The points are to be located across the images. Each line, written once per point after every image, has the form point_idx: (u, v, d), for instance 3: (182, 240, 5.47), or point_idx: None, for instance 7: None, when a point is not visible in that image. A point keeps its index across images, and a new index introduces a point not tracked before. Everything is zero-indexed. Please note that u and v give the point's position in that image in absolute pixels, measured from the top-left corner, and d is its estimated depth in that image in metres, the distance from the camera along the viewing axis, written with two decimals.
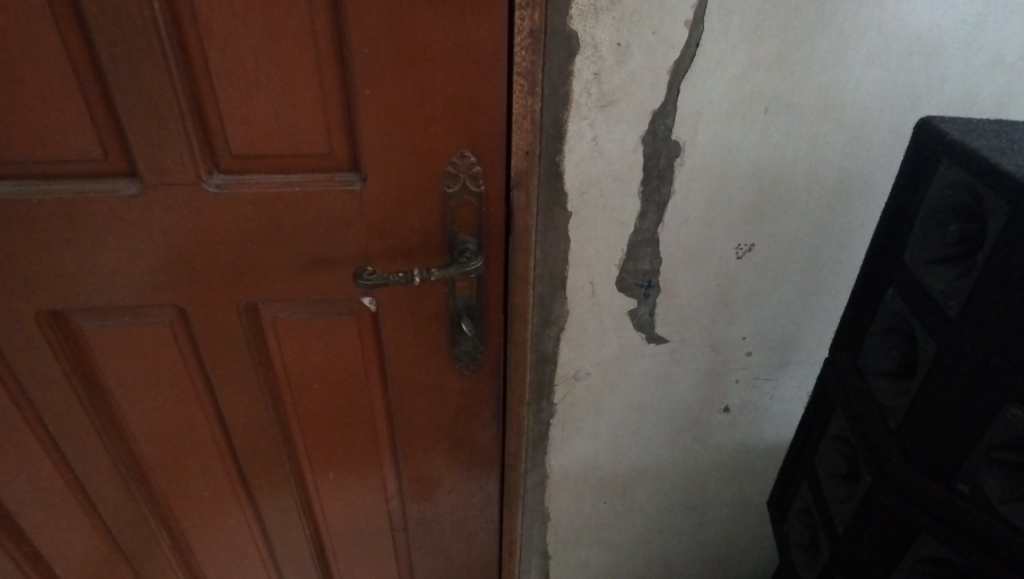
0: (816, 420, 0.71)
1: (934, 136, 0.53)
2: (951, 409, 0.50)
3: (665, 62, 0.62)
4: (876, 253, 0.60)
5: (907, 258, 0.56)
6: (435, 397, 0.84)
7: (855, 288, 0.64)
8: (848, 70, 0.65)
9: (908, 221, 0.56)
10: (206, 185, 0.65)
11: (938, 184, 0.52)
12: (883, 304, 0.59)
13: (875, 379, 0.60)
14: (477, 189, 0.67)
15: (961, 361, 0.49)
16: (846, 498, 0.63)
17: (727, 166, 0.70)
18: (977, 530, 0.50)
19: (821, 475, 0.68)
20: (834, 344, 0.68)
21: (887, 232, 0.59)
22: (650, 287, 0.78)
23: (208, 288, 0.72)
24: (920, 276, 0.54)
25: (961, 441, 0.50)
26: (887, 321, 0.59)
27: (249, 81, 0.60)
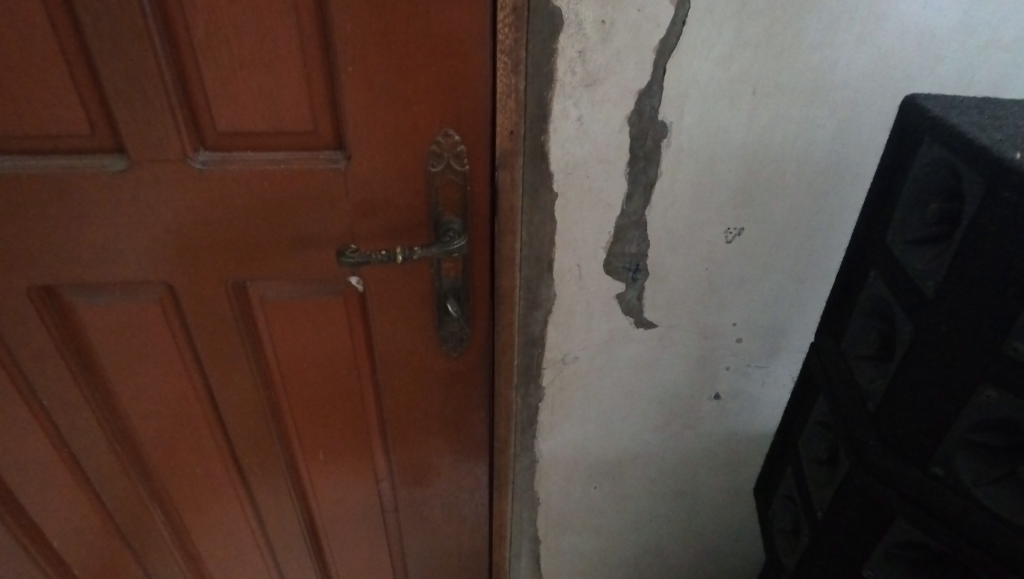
0: (801, 405, 0.70)
1: (917, 113, 0.52)
2: (926, 390, 0.50)
3: (651, 40, 0.62)
4: (860, 235, 0.59)
5: (889, 238, 0.55)
6: (423, 379, 0.85)
7: (840, 271, 0.63)
8: (837, 50, 0.64)
9: (891, 202, 0.55)
10: (192, 162, 0.65)
11: (920, 163, 0.52)
12: (866, 287, 0.58)
13: (856, 363, 0.59)
14: (461, 168, 0.67)
15: (936, 342, 0.48)
16: (825, 483, 0.63)
17: (715, 148, 0.69)
18: (951, 515, 0.50)
19: (804, 460, 0.67)
20: (819, 328, 0.67)
21: (871, 213, 0.58)
22: (638, 270, 0.77)
23: (197, 265, 0.72)
24: (900, 257, 0.53)
25: (937, 423, 0.50)
26: (869, 304, 0.58)
27: (233, 57, 0.60)
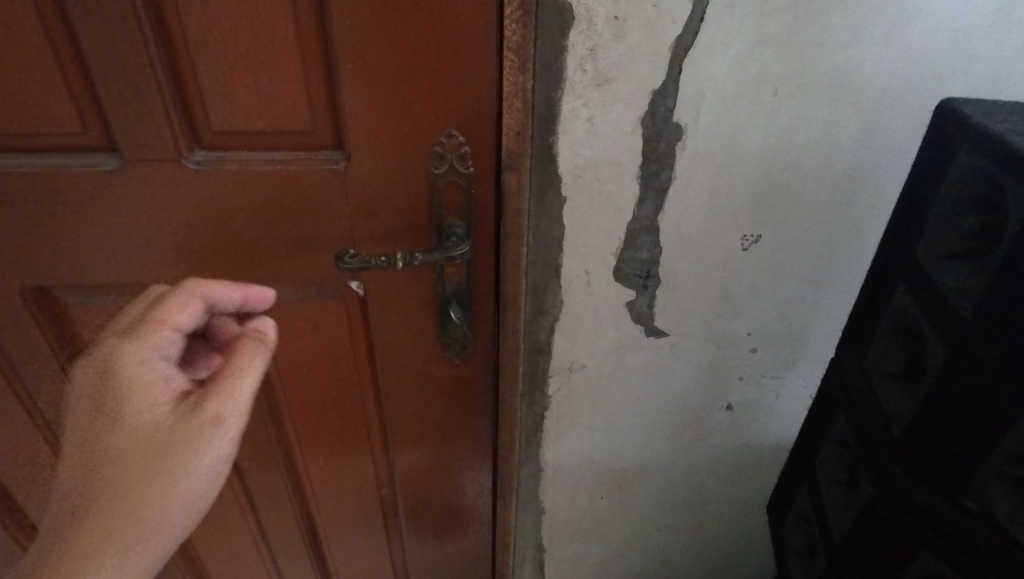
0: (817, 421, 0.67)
1: (954, 118, 0.49)
2: (959, 417, 0.47)
3: (666, 38, 0.58)
4: (887, 245, 0.56)
5: (920, 254, 0.52)
6: (425, 385, 0.82)
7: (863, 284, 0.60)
8: (863, 50, 0.61)
9: (920, 214, 0.52)
10: (187, 161, 0.63)
11: (956, 172, 0.49)
12: (892, 302, 0.55)
13: (879, 383, 0.56)
14: (465, 170, 0.64)
15: (972, 367, 0.45)
16: (845, 506, 0.60)
17: (732, 150, 0.66)
18: (982, 551, 0.47)
19: (822, 480, 0.65)
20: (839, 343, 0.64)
21: (899, 222, 0.55)
22: (649, 277, 0.74)
23: (193, 268, 0.70)
24: (932, 273, 0.50)
25: (969, 452, 0.46)
26: (895, 319, 0.55)
27: (228, 53, 0.57)
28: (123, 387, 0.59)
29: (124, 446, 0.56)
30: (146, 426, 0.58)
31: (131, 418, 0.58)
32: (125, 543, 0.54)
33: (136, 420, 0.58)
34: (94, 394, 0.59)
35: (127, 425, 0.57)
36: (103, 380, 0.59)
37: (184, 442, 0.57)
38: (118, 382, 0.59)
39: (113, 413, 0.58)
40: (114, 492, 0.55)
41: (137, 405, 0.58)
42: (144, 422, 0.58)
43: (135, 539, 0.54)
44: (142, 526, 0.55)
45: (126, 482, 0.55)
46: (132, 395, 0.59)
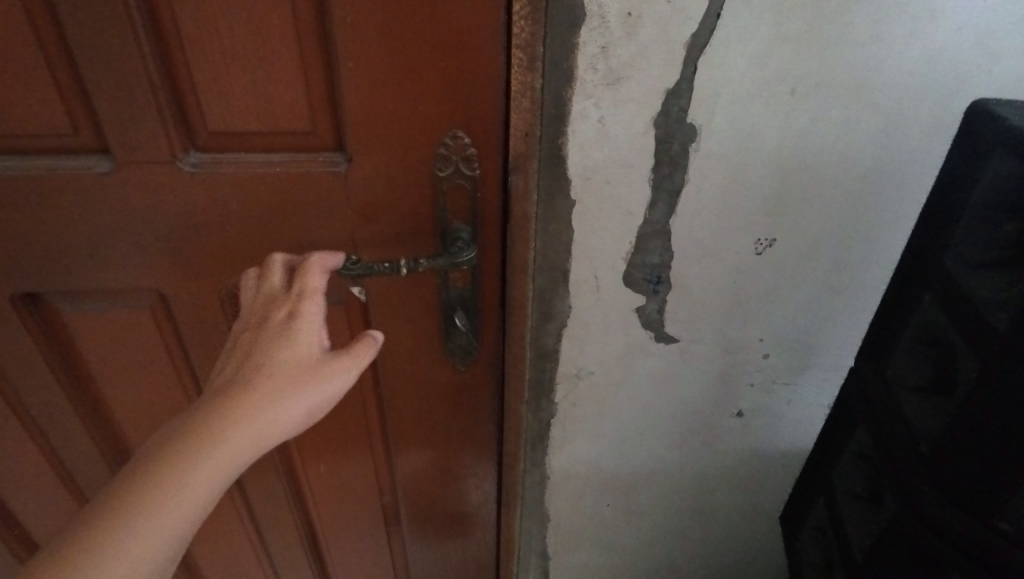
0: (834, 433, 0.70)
1: (989, 121, 0.49)
2: (986, 438, 0.49)
3: (680, 35, 0.56)
4: (912, 255, 0.59)
5: (950, 261, 0.54)
6: (428, 392, 0.80)
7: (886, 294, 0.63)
8: (884, 48, 0.58)
9: (949, 220, 0.54)
10: (181, 164, 0.61)
11: (988, 181, 0.50)
12: (918, 312, 0.58)
13: (903, 394, 0.59)
14: (471, 173, 0.62)
15: (1000, 386, 0.47)
16: (868, 522, 0.63)
17: (747, 152, 0.63)
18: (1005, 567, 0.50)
19: (840, 494, 0.68)
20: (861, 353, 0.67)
21: (925, 232, 0.57)
22: (660, 282, 0.72)
23: (189, 273, 0.68)
24: (965, 283, 0.52)
25: (995, 474, 0.49)
26: (922, 329, 0.57)
27: (224, 51, 0.55)
28: (279, 343, 0.53)
29: (254, 411, 0.49)
30: (279, 397, 0.50)
31: (272, 380, 0.50)
32: (180, 520, 0.44)
33: (276, 384, 0.50)
34: (248, 341, 0.54)
35: (266, 388, 0.50)
36: (265, 333, 0.54)
37: (281, 429, 0.50)
38: (276, 337, 0.53)
39: (259, 369, 0.51)
40: (214, 453, 0.47)
41: (283, 369, 0.51)
42: (280, 391, 0.50)
43: (192, 519, 0.45)
44: (204, 509, 0.46)
45: (224, 454, 0.47)
46: (284, 356, 0.52)
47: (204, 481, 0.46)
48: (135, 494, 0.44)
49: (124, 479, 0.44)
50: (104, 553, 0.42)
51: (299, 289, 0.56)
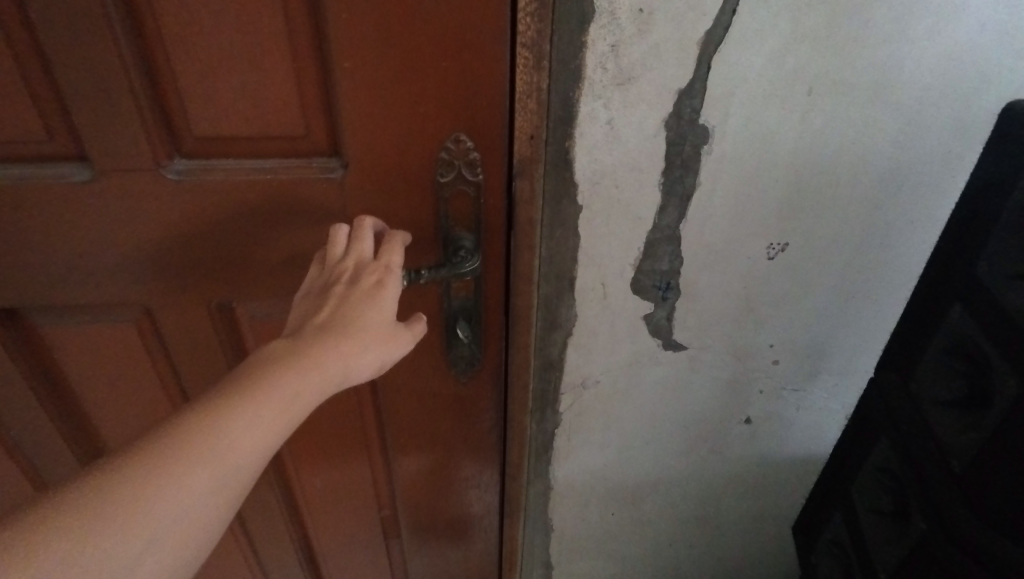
0: (854, 444, 0.72)
1: None
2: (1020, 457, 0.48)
3: (694, 32, 0.53)
4: (939, 263, 0.58)
5: (982, 269, 0.53)
6: (429, 404, 0.77)
7: (910, 305, 0.63)
8: (905, 44, 0.55)
9: (982, 228, 0.54)
10: (166, 172, 0.57)
11: None
12: (947, 320, 0.57)
13: (932, 407, 0.59)
14: (474, 178, 0.58)
15: None
16: (892, 538, 0.64)
17: (761, 154, 0.61)
18: None
19: (862, 509, 0.69)
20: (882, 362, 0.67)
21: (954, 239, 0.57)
22: (669, 289, 0.70)
23: (176, 285, 0.65)
24: (996, 289, 0.51)
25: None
26: (950, 338, 0.57)
27: (210, 51, 0.51)
28: (360, 303, 0.50)
29: (331, 366, 0.46)
30: (352, 356, 0.47)
31: (350, 338, 0.48)
32: (250, 467, 0.41)
33: (353, 342, 0.48)
34: (329, 295, 0.50)
35: (343, 345, 0.47)
36: (344, 289, 0.50)
37: (346, 386, 0.48)
38: (357, 298, 0.50)
39: (338, 326, 0.48)
40: (298, 390, 0.44)
41: (362, 330, 0.49)
42: (355, 350, 0.48)
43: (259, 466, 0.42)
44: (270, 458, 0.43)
45: (299, 405, 0.44)
46: (362, 316, 0.49)
47: (277, 430, 0.43)
48: (212, 431, 0.40)
49: (200, 412, 0.40)
50: (179, 488, 0.38)
51: (387, 261, 0.53)
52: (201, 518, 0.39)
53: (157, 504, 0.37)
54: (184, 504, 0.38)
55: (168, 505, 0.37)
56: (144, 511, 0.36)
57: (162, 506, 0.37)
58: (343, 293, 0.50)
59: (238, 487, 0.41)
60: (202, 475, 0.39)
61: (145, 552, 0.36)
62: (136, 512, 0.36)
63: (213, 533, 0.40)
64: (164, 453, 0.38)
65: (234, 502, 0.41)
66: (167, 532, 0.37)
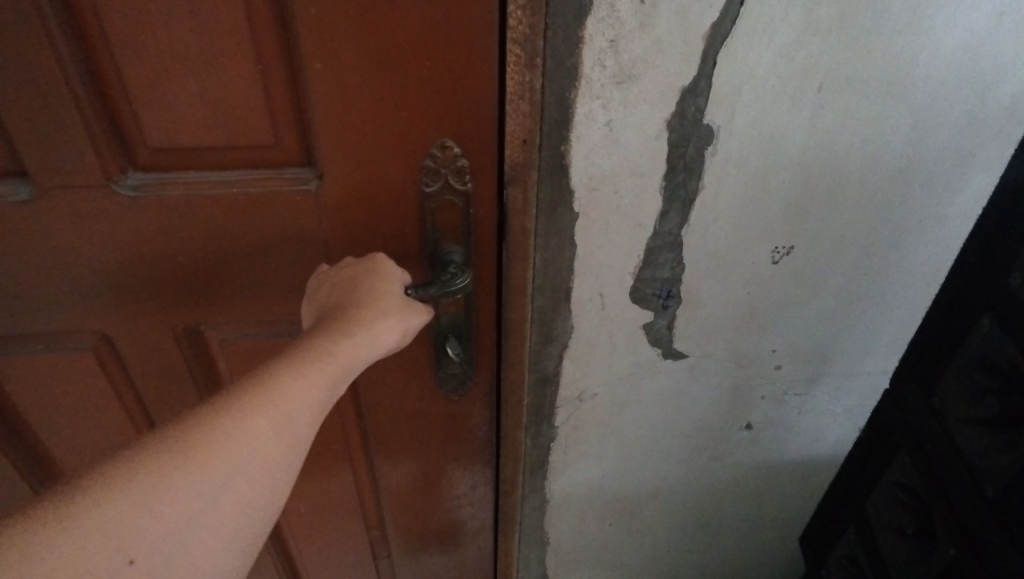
0: (873, 458, 0.79)
1: None
2: None
3: (700, 25, 0.49)
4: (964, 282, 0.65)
5: (1012, 282, 0.59)
6: (417, 426, 0.72)
7: (933, 320, 0.69)
8: (921, 36, 0.52)
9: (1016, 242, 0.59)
10: (118, 187, 0.51)
11: None
12: (975, 333, 0.63)
13: (955, 422, 0.65)
14: (462, 186, 0.54)
15: None
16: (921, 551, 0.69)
17: (768, 155, 0.57)
18: None
19: (878, 520, 0.76)
20: (904, 374, 0.74)
21: (978, 261, 0.63)
22: (670, 297, 0.66)
23: (137, 309, 0.59)
24: None
25: None
26: (975, 352, 0.63)
27: (162, 52, 0.45)
28: (370, 277, 0.51)
29: (365, 326, 0.46)
30: (383, 317, 0.47)
31: (375, 305, 0.48)
32: (302, 424, 0.40)
33: (379, 308, 0.48)
34: (344, 278, 0.51)
35: (371, 310, 0.47)
36: (352, 268, 0.52)
37: (382, 347, 0.47)
38: (367, 274, 0.51)
39: (361, 298, 0.49)
40: (338, 350, 0.43)
41: (384, 297, 0.49)
42: (383, 312, 0.48)
43: (309, 425, 0.41)
44: (318, 420, 0.42)
45: (339, 362, 0.43)
46: (381, 288, 0.50)
47: (323, 386, 0.42)
48: (258, 389, 0.39)
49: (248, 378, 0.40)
50: (233, 440, 0.37)
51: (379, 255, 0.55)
52: (259, 473, 0.38)
53: (213, 455, 0.36)
54: (241, 457, 0.37)
55: (222, 457, 0.36)
56: (199, 465, 0.35)
57: (217, 458, 0.36)
58: (359, 271, 0.51)
59: (293, 445, 0.40)
60: (254, 427, 0.38)
61: (205, 503, 0.35)
62: (190, 464, 0.35)
63: (272, 496, 0.39)
64: (211, 413, 0.37)
65: (290, 462, 0.40)
66: (226, 484, 0.36)
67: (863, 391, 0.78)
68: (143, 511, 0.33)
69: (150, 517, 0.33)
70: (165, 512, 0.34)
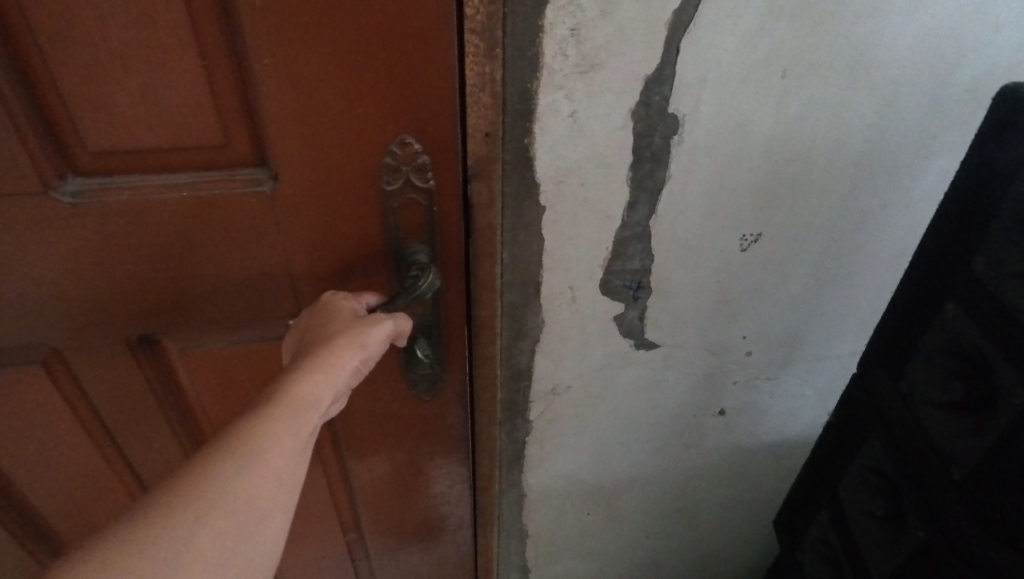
0: (839, 445, 0.76)
1: None
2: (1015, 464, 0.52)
3: (663, 12, 0.48)
4: (931, 261, 0.60)
5: (978, 267, 0.55)
6: (390, 427, 0.70)
7: (896, 302, 0.66)
8: (884, 20, 0.51)
9: (984, 218, 0.55)
10: (57, 194, 0.48)
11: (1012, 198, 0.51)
12: (942, 318, 0.59)
13: (927, 410, 0.62)
14: (424, 184, 0.52)
15: None
16: (893, 540, 0.67)
17: (735, 143, 0.57)
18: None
19: (850, 507, 0.74)
20: (870, 360, 0.70)
21: (949, 233, 0.58)
22: (640, 288, 0.66)
23: (88, 322, 0.56)
24: (1006, 291, 0.52)
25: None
26: (944, 338, 0.59)
27: (97, 49, 0.42)
28: (330, 310, 0.51)
29: (317, 355, 0.46)
30: (335, 341, 0.47)
31: (328, 335, 0.48)
32: (273, 455, 0.39)
33: (331, 337, 0.48)
34: (303, 326, 0.52)
35: (322, 342, 0.47)
36: (310, 313, 0.52)
37: (347, 369, 0.46)
38: (324, 307, 0.52)
39: (316, 337, 0.49)
40: (302, 382, 0.44)
41: (340, 323, 0.50)
42: (334, 336, 0.48)
43: (282, 458, 0.40)
44: (292, 447, 0.41)
45: (303, 394, 0.43)
46: (340, 317, 0.50)
47: (283, 419, 0.41)
48: (219, 445, 0.39)
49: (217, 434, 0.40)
50: (197, 491, 0.36)
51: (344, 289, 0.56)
52: (234, 511, 0.37)
53: (178, 506, 0.35)
54: (208, 501, 0.36)
55: (188, 505, 0.36)
56: (164, 519, 0.35)
57: (184, 509, 0.35)
58: (311, 314, 0.52)
59: (268, 478, 0.39)
60: (216, 474, 0.37)
61: (179, 550, 0.34)
62: (154, 520, 0.34)
63: (258, 532, 0.38)
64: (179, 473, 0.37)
65: (268, 492, 0.39)
66: (198, 528, 0.35)
67: (831, 372, 0.79)
68: (119, 564, 0.33)
69: (124, 575, 0.33)
70: (137, 567, 0.33)
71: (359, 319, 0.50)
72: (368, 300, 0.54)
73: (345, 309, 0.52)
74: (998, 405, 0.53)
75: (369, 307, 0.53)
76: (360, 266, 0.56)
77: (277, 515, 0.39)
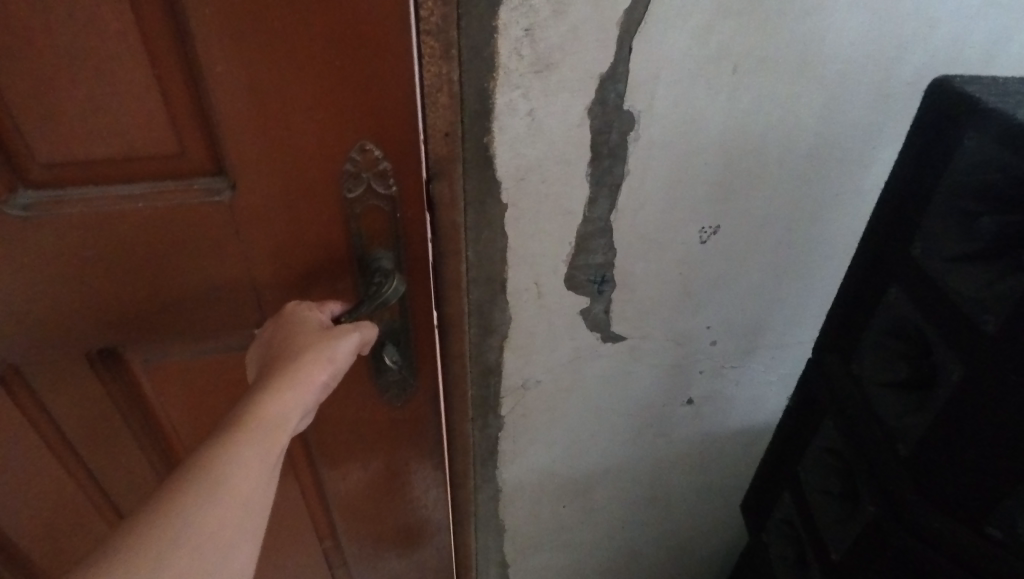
0: (799, 428, 0.79)
1: (958, 109, 0.52)
2: (958, 443, 0.54)
3: (614, 11, 0.49)
4: (876, 248, 0.63)
5: (916, 252, 0.58)
6: (363, 431, 0.70)
7: (845, 288, 0.68)
8: (828, 17, 0.53)
9: (920, 205, 0.57)
10: (9, 207, 0.47)
11: (946, 186, 0.54)
12: (886, 302, 0.62)
13: (875, 390, 0.64)
14: (386, 190, 0.52)
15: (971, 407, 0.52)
16: (848, 518, 0.70)
17: (690, 138, 0.58)
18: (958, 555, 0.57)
19: (811, 489, 0.76)
20: (824, 345, 0.73)
21: (892, 220, 0.60)
22: (605, 282, 0.67)
23: (45, 337, 0.55)
24: (943, 276, 0.55)
25: (983, 492, 0.54)
26: (889, 322, 0.62)
27: (43, 60, 0.41)
28: (294, 323, 0.51)
29: (284, 374, 0.46)
30: (302, 357, 0.47)
31: (294, 351, 0.48)
32: (242, 480, 0.39)
33: (297, 352, 0.48)
34: (268, 340, 0.52)
35: (288, 359, 0.47)
36: (275, 326, 0.52)
37: (314, 385, 0.46)
38: (288, 319, 0.52)
39: (282, 353, 0.49)
40: (269, 404, 0.43)
41: (306, 337, 0.49)
42: (301, 352, 0.48)
43: (251, 482, 0.40)
44: (262, 470, 0.41)
45: (270, 414, 0.43)
46: (304, 331, 0.50)
47: (252, 442, 0.41)
48: (186, 472, 0.39)
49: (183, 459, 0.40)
50: (165, 521, 0.36)
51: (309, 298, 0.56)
52: (203, 538, 0.36)
53: (145, 538, 0.35)
54: (176, 531, 0.36)
55: (155, 538, 0.35)
56: (128, 550, 0.34)
57: (151, 540, 0.35)
58: (276, 327, 0.52)
59: (237, 502, 0.39)
60: (184, 504, 0.37)
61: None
62: (119, 552, 0.34)
63: (229, 558, 0.38)
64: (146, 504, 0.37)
65: (236, 517, 0.38)
66: (164, 562, 0.35)
67: (792, 357, 0.82)
68: None
69: None
70: None
71: (325, 331, 0.50)
72: (333, 309, 0.54)
73: (309, 321, 0.51)
74: (936, 387, 0.56)
75: (334, 318, 0.53)
76: (325, 272, 0.56)
77: (248, 538, 0.39)
